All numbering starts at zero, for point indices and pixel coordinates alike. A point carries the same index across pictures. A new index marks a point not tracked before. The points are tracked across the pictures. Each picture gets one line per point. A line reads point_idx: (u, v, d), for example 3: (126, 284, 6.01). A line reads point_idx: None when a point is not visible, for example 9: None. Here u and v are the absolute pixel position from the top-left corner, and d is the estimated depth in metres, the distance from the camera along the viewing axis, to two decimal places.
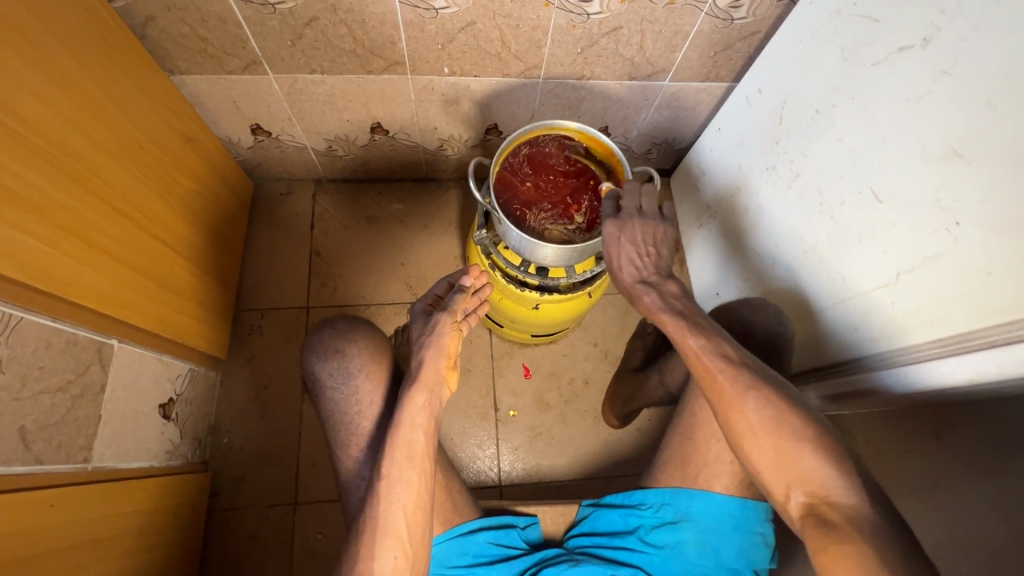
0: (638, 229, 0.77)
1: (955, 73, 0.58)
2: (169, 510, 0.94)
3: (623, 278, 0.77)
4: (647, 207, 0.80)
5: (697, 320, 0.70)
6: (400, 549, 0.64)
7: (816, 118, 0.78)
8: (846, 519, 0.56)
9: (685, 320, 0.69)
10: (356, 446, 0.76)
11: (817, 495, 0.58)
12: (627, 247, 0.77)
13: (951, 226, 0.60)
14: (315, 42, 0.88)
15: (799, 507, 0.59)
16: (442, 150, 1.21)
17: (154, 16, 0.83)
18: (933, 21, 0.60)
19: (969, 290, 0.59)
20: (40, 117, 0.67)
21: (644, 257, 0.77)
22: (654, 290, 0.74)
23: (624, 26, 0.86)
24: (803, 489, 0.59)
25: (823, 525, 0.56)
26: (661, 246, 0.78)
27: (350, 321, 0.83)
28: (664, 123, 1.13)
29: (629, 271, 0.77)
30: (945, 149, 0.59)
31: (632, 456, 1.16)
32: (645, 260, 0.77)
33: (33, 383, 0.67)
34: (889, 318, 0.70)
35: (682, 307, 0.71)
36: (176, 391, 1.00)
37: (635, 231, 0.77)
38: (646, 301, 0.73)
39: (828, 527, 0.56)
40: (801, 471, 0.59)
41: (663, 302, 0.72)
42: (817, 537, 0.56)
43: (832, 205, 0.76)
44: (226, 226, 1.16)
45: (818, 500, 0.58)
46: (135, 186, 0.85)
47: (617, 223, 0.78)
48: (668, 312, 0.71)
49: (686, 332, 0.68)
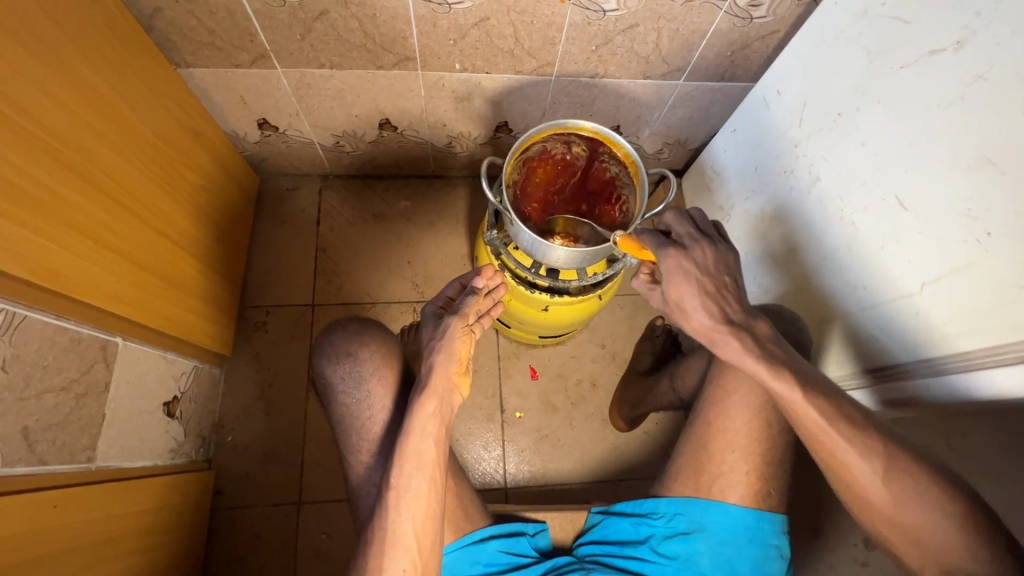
0: (709, 255, 0.68)
1: (990, 79, 0.56)
2: (173, 509, 0.93)
3: (699, 321, 0.66)
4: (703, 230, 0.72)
5: (795, 364, 0.64)
6: (409, 561, 0.63)
7: (839, 121, 0.76)
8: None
9: (788, 368, 0.63)
10: (366, 452, 0.75)
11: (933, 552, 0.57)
12: (698, 278, 0.67)
13: (982, 237, 0.58)
14: (325, 36, 0.86)
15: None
16: (451, 147, 1.19)
17: (162, 7, 0.81)
18: (968, 24, 0.58)
19: (1000, 303, 0.58)
20: (46, 111, 0.65)
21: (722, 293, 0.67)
22: (744, 333, 0.65)
23: (641, 23, 0.85)
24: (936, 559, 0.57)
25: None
26: (733, 275, 0.69)
27: (360, 323, 0.82)
28: (677, 123, 1.11)
29: (707, 312, 0.66)
30: (976, 157, 0.57)
31: (639, 460, 1.15)
32: (725, 291, 0.67)
33: (36, 383, 0.66)
34: (913, 328, 0.69)
35: (778, 354, 0.65)
36: (180, 389, 0.99)
37: (704, 259, 0.68)
38: (735, 346, 0.64)
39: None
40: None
41: (757, 346, 0.64)
42: None
43: (853, 211, 0.75)
44: (232, 222, 1.14)
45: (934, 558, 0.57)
46: (141, 182, 0.83)
47: (682, 253, 0.68)
48: (761, 357, 0.63)
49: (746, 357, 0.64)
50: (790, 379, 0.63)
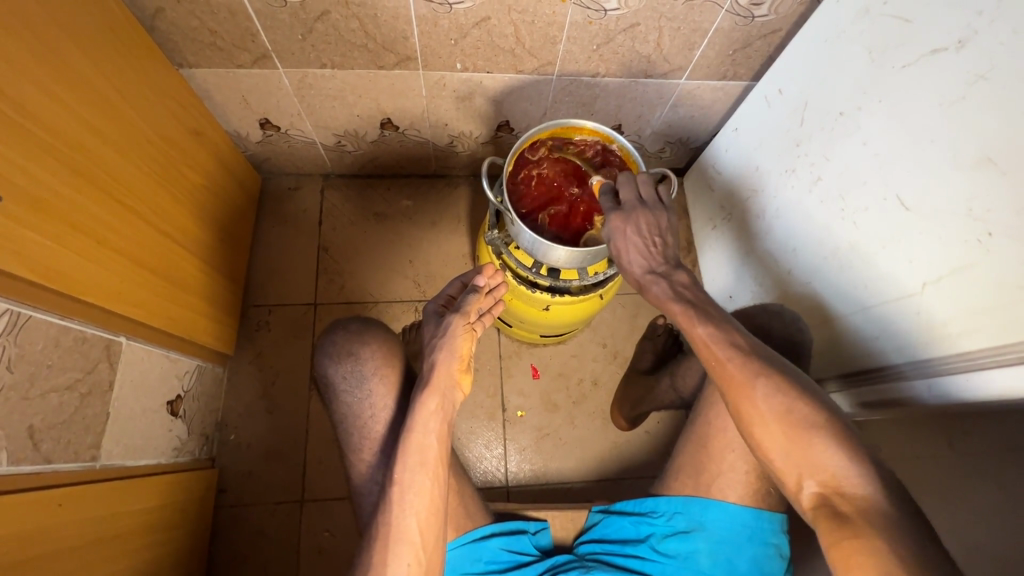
0: (641, 220, 0.72)
1: (992, 79, 0.56)
2: (176, 507, 0.93)
3: (633, 272, 0.73)
4: (648, 195, 0.75)
5: (706, 308, 0.68)
6: (413, 556, 0.63)
7: (840, 121, 0.76)
8: (857, 510, 0.55)
9: (693, 308, 0.67)
10: (369, 449, 0.76)
11: (829, 486, 0.57)
12: (632, 240, 0.72)
13: (983, 237, 0.58)
14: (326, 36, 0.86)
15: (811, 497, 0.58)
16: (453, 146, 1.19)
17: (163, 8, 0.81)
18: (970, 23, 0.58)
19: (1002, 304, 0.58)
20: (49, 112, 0.66)
21: (652, 249, 0.72)
22: (663, 280, 0.71)
23: (642, 22, 0.84)
24: (816, 479, 0.58)
25: (837, 517, 0.55)
26: (667, 235, 0.73)
27: (363, 322, 0.82)
28: (679, 122, 1.11)
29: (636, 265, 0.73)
30: (978, 156, 0.57)
31: (641, 459, 1.15)
32: (653, 251, 0.72)
33: (42, 382, 0.66)
34: (913, 328, 0.69)
35: (691, 297, 0.69)
36: (184, 388, 0.99)
37: (639, 223, 0.72)
38: (655, 291, 0.71)
39: (841, 519, 0.55)
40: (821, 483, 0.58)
41: (672, 291, 0.69)
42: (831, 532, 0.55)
43: (855, 211, 0.74)
44: (234, 221, 1.15)
45: (830, 491, 0.57)
46: (143, 182, 0.84)
47: (621, 216, 0.72)
48: (678, 303, 0.68)
49: (695, 322, 0.66)
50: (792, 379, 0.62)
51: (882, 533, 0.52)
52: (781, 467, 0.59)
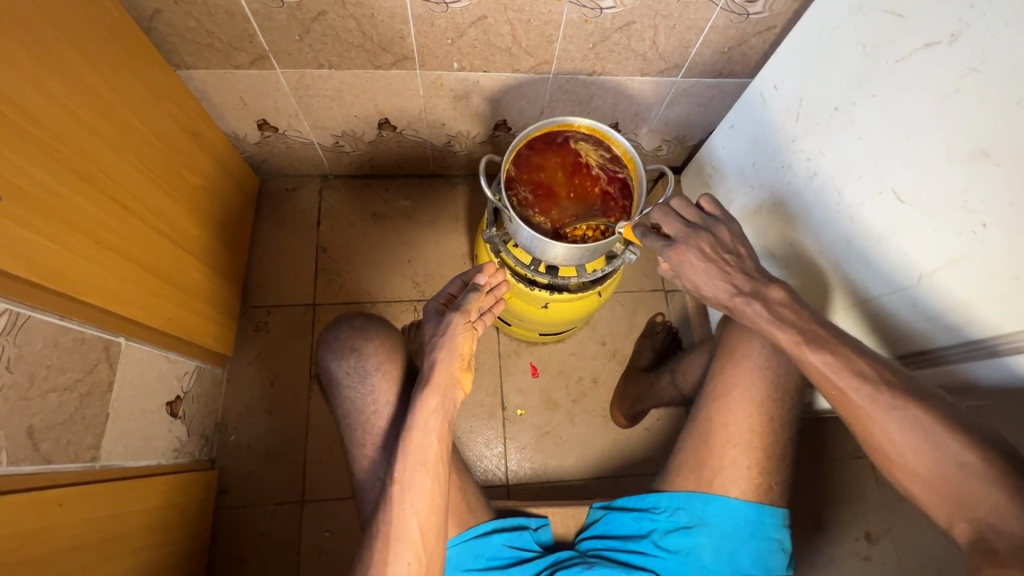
0: (706, 246, 0.69)
1: (984, 71, 0.56)
2: (176, 508, 0.93)
3: (719, 298, 0.69)
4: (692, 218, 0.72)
5: None
6: (413, 555, 0.64)
7: (835, 116, 0.77)
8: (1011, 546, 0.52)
9: (799, 333, 0.64)
10: (372, 445, 0.76)
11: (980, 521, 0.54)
12: (702, 269, 0.69)
13: (978, 228, 0.58)
14: (324, 36, 0.86)
15: (966, 533, 0.55)
16: (450, 146, 1.19)
17: (161, 9, 0.81)
18: (961, 16, 0.58)
19: (997, 293, 0.58)
20: (47, 113, 0.66)
21: (730, 271, 0.68)
22: (756, 300, 0.67)
23: (637, 20, 0.85)
24: (968, 515, 0.55)
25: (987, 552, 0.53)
26: (739, 251, 0.70)
27: (365, 319, 0.82)
28: (675, 120, 1.12)
29: (722, 289, 0.69)
30: (970, 148, 0.58)
31: (641, 456, 1.15)
32: (733, 272, 0.69)
33: (41, 382, 0.66)
34: (913, 319, 0.69)
35: (792, 318, 0.65)
36: (183, 389, 0.99)
37: (705, 247, 0.69)
38: (751, 314, 0.67)
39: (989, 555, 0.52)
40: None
41: (770, 311, 0.66)
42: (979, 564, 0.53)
43: (850, 205, 0.75)
44: (233, 223, 1.15)
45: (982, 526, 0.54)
46: (141, 183, 0.84)
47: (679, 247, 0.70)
48: (778, 325, 0.65)
49: (802, 344, 0.63)
50: (808, 366, 0.63)
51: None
52: (933, 505, 0.58)
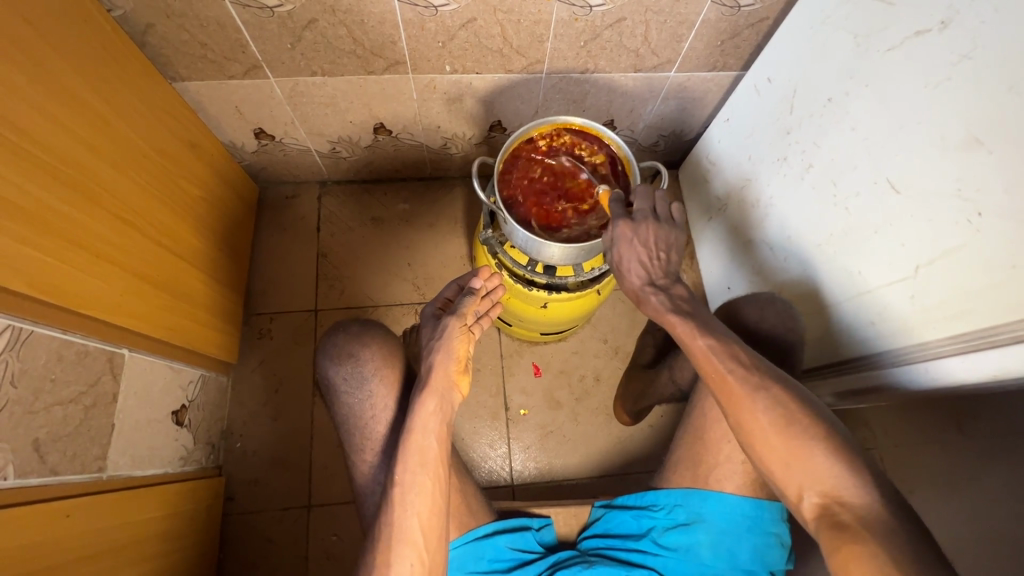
0: (652, 233, 0.74)
1: (974, 58, 0.56)
2: (184, 515, 0.94)
3: (631, 282, 0.76)
4: (660, 210, 0.76)
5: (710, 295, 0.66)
6: (416, 556, 0.64)
7: (829, 106, 0.76)
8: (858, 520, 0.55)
9: (711, 331, 0.68)
10: (371, 451, 0.76)
11: (829, 496, 0.57)
12: (638, 250, 0.74)
13: (974, 217, 0.58)
14: (315, 43, 0.87)
15: (811, 508, 0.58)
16: (446, 148, 1.20)
17: (154, 23, 0.82)
18: (952, 3, 0.58)
19: (994, 283, 0.57)
20: (44, 131, 0.67)
21: (655, 262, 0.75)
22: (662, 292, 0.74)
23: (628, 17, 0.84)
24: (816, 489, 0.58)
25: (837, 526, 0.55)
26: (672, 250, 0.76)
27: (361, 324, 0.83)
28: (671, 115, 1.11)
29: (638, 275, 0.75)
30: (965, 136, 0.57)
31: (645, 453, 1.15)
32: (656, 264, 0.75)
33: (45, 396, 0.67)
34: (906, 312, 0.68)
35: (688, 309, 0.72)
36: (188, 398, 1.00)
37: (649, 235, 0.74)
38: (654, 302, 0.73)
39: (842, 530, 0.55)
40: (817, 476, 0.58)
41: (670, 302, 0.72)
42: (832, 539, 0.55)
43: (846, 196, 0.74)
44: (233, 231, 1.16)
45: (830, 501, 0.57)
46: (141, 197, 0.85)
47: (630, 226, 0.74)
48: (675, 313, 0.71)
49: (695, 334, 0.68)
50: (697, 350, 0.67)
51: (879, 539, 0.53)
52: (780, 480, 0.60)
